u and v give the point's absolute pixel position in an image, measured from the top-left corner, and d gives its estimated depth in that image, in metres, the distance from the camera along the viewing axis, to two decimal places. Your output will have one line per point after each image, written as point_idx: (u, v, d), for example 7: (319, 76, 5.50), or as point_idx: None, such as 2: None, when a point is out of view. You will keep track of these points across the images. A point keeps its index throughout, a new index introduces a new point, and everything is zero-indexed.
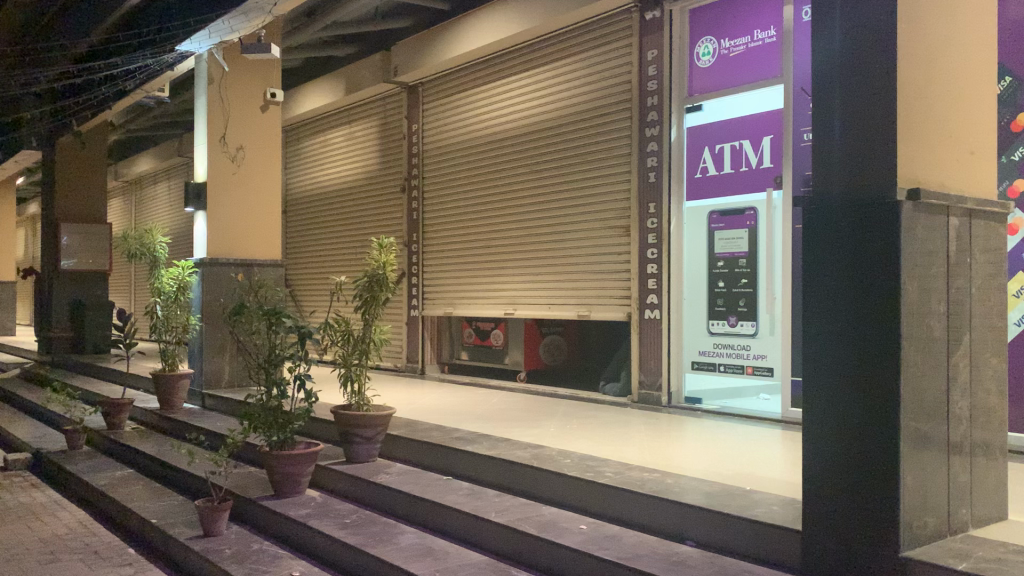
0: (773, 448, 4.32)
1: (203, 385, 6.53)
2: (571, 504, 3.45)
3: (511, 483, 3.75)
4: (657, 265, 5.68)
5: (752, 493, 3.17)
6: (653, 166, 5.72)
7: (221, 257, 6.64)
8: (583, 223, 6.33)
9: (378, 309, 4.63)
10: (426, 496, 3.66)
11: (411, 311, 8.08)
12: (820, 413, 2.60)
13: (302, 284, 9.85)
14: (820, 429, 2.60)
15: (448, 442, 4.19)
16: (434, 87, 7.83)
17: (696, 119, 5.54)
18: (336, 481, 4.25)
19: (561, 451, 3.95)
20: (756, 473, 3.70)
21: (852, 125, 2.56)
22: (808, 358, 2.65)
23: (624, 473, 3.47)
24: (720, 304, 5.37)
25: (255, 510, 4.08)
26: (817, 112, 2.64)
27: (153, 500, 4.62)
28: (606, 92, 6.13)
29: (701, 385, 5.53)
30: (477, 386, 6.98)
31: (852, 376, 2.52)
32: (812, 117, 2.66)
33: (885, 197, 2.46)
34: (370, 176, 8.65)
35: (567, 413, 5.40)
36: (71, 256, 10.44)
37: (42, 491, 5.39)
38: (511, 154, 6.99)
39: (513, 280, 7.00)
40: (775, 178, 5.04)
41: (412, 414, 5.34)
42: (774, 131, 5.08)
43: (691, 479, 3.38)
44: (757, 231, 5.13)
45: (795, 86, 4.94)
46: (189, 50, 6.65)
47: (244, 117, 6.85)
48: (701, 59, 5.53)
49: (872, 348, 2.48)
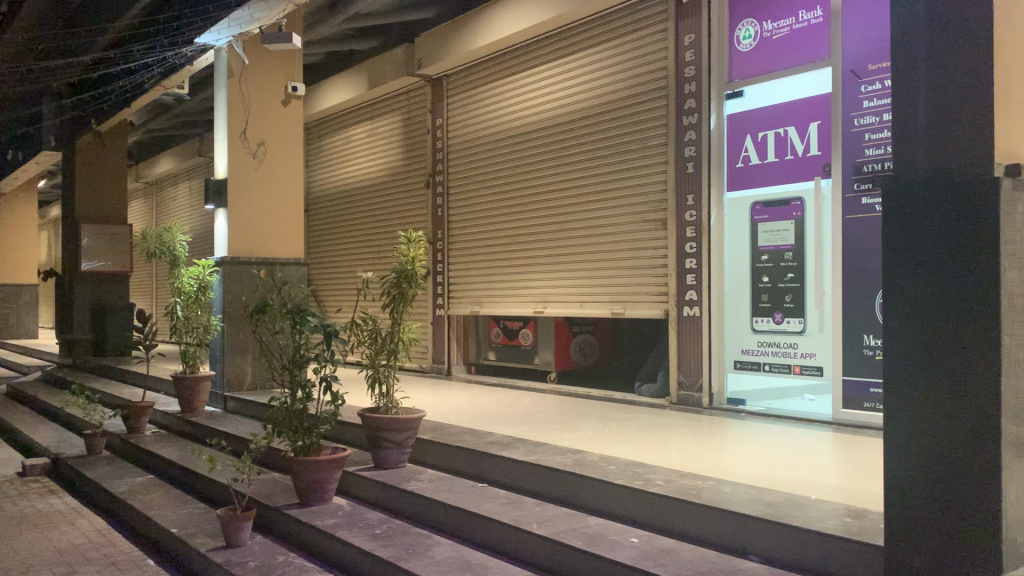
0: (826, 451, 4.05)
1: (225, 387, 6.33)
2: (619, 515, 3.21)
3: (552, 491, 3.51)
4: (697, 261, 5.43)
5: (819, 503, 2.91)
6: (691, 156, 5.48)
7: (243, 256, 6.45)
8: (617, 218, 6.09)
9: (406, 306, 4.40)
10: (461, 505, 3.43)
11: (437, 310, 7.85)
12: (903, 417, 2.34)
13: (324, 283, 9.67)
14: (903, 435, 2.34)
15: (483, 447, 3.96)
16: (459, 79, 7.61)
17: (736, 106, 5.27)
18: (364, 489, 4.03)
19: (604, 456, 3.70)
20: (813, 479, 3.43)
21: (937, 92, 2.30)
22: (890, 358, 2.39)
23: (676, 481, 3.21)
24: (764, 300, 5.11)
25: (280, 519, 3.86)
26: (897, 79, 2.39)
27: (173, 508, 4.42)
28: (639, 79, 5.89)
29: (743, 384, 5.28)
30: (506, 388, 6.73)
31: (941, 376, 2.26)
32: (894, 92, 2.40)
33: (975, 173, 2.20)
34: (393, 172, 8.45)
35: (604, 415, 5.15)
36: (93, 257, 10.31)
37: (60, 498, 5.22)
38: (539, 147, 6.77)
39: (543, 277, 6.77)
40: (823, 166, 4.77)
41: (441, 416, 5.12)
42: (821, 117, 4.80)
43: (749, 487, 3.13)
44: (804, 223, 4.86)
45: (845, 68, 4.66)
46: (209, 42, 6.46)
47: (266, 112, 6.67)
48: (742, 43, 5.25)
49: (963, 344, 2.22)
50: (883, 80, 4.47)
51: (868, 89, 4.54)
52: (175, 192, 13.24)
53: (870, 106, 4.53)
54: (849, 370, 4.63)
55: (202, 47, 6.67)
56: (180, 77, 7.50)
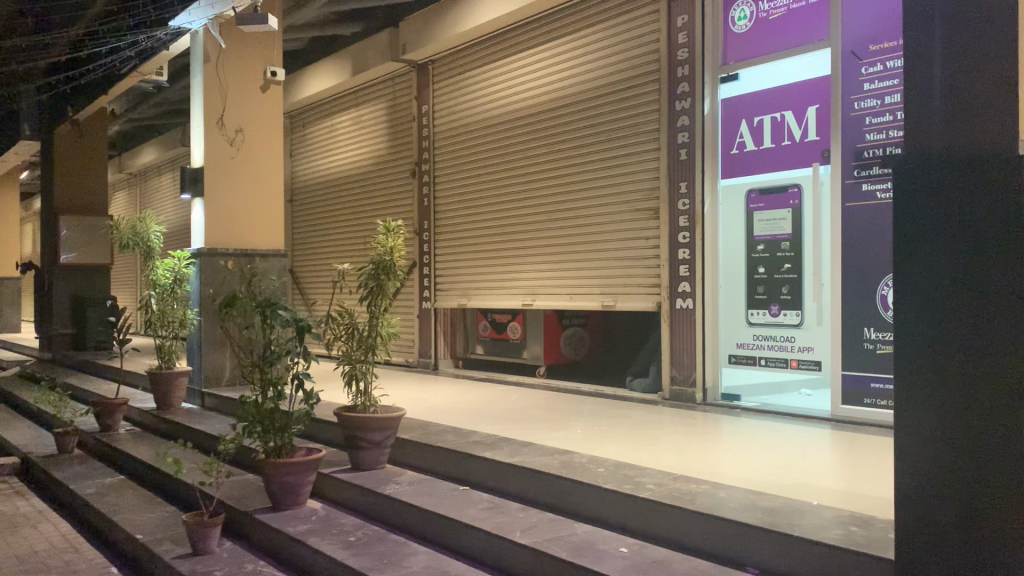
0: (822, 451, 3.86)
1: (203, 383, 6.11)
2: (607, 522, 3.01)
3: (537, 496, 3.31)
4: (690, 251, 5.22)
5: (823, 509, 2.71)
6: (684, 142, 5.26)
7: (220, 248, 6.22)
8: (608, 207, 5.88)
9: (384, 300, 4.18)
10: (440, 511, 3.22)
11: (423, 303, 7.63)
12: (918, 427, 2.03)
13: (308, 276, 9.44)
14: (910, 440, 2.04)
15: (465, 448, 3.75)
16: (446, 65, 7.38)
17: (731, 89, 5.06)
18: (340, 491, 3.82)
19: (592, 458, 3.50)
20: (812, 482, 3.24)
21: (955, 65, 2.00)
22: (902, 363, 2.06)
23: (667, 485, 3.01)
24: (760, 292, 4.92)
25: (251, 525, 3.64)
26: (908, 48, 2.07)
27: (140, 512, 4.20)
28: (630, 64, 5.68)
29: (738, 380, 5.08)
30: (494, 382, 6.52)
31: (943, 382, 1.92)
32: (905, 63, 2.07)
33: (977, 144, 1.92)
34: (378, 161, 8.22)
35: (593, 411, 4.95)
36: (72, 250, 10.03)
37: (26, 500, 4.99)
38: (526, 135, 6.56)
39: (532, 268, 6.56)
40: (822, 151, 4.57)
41: (424, 414, 4.91)
42: (820, 100, 4.61)
43: (746, 492, 2.93)
44: (801, 211, 4.68)
45: (844, 49, 4.45)
46: (184, 25, 6.20)
47: (242, 97, 6.43)
48: (737, 24, 5.03)
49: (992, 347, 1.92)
50: (885, 62, 4.27)
51: (869, 71, 4.35)
52: (158, 183, 12.99)
53: (871, 89, 4.33)
54: (848, 365, 4.43)
55: (177, 31, 6.44)
56: (156, 62, 7.25)
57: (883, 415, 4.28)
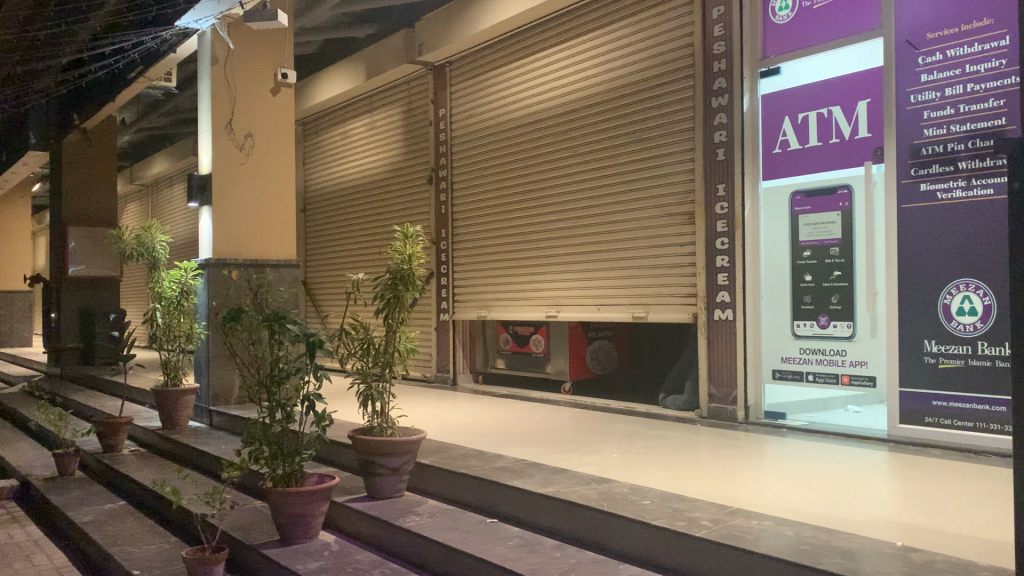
0: (884, 477, 3.47)
1: (211, 401, 5.79)
2: (656, 563, 2.66)
3: (575, 531, 2.96)
4: (729, 258, 4.85)
5: (909, 553, 2.34)
6: (721, 142, 4.91)
7: (229, 258, 5.92)
8: (640, 213, 5.53)
9: (403, 312, 3.85)
10: (467, 549, 2.87)
11: (441, 315, 7.31)
12: None
13: (322, 288, 9.16)
14: None
15: (493, 475, 3.41)
16: (464, 65, 7.08)
17: (773, 85, 4.71)
18: (356, 523, 3.48)
19: (635, 487, 3.15)
20: (875, 514, 2.89)
21: None
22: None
23: (725, 522, 2.65)
24: (807, 301, 4.57)
25: (257, 561, 3.30)
26: None
27: (139, 544, 3.87)
28: (663, 59, 5.35)
29: (783, 396, 4.71)
30: (516, 399, 6.16)
31: None
32: None
33: None
34: (394, 167, 7.92)
35: (627, 432, 4.60)
36: (80, 261, 9.82)
37: (22, 528, 4.67)
38: (549, 137, 6.24)
39: (556, 277, 6.23)
40: (875, 149, 4.24)
41: (444, 434, 4.58)
42: (872, 94, 4.28)
43: (815, 529, 2.57)
44: (852, 214, 4.34)
45: (898, 39, 4.10)
46: (190, 25, 5.95)
47: (252, 102, 6.14)
48: (778, 14, 4.68)
49: None
50: (944, 50, 3.92)
51: (926, 61, 3.99)
52: (170, 194, 12.76)
53: (929, 80, 3.97)
54: (907, 381, 4.05)
55: (185, 30, 6.21)
56: (163, 65, 7.00)
57: (946, 436, 3.89)
